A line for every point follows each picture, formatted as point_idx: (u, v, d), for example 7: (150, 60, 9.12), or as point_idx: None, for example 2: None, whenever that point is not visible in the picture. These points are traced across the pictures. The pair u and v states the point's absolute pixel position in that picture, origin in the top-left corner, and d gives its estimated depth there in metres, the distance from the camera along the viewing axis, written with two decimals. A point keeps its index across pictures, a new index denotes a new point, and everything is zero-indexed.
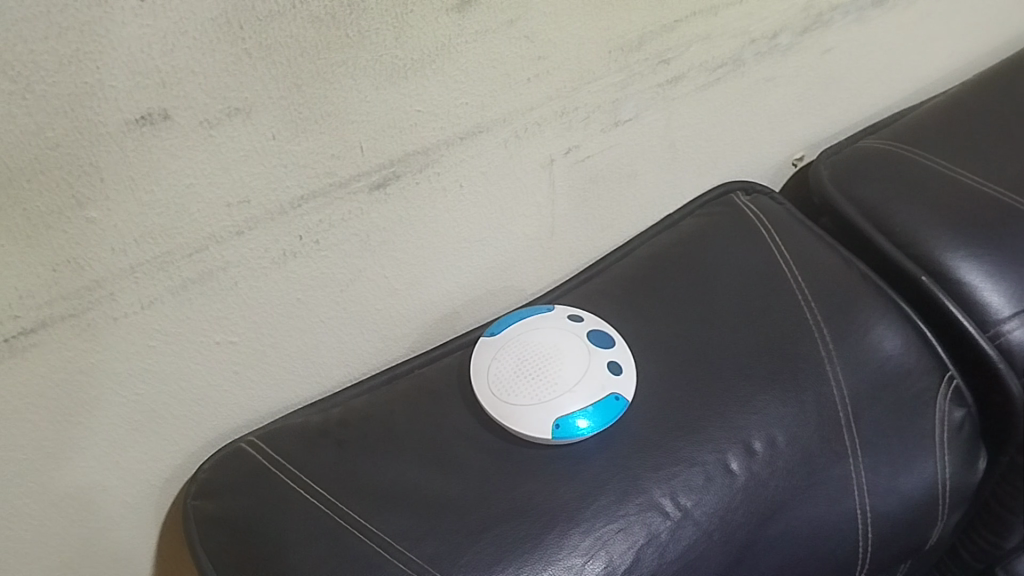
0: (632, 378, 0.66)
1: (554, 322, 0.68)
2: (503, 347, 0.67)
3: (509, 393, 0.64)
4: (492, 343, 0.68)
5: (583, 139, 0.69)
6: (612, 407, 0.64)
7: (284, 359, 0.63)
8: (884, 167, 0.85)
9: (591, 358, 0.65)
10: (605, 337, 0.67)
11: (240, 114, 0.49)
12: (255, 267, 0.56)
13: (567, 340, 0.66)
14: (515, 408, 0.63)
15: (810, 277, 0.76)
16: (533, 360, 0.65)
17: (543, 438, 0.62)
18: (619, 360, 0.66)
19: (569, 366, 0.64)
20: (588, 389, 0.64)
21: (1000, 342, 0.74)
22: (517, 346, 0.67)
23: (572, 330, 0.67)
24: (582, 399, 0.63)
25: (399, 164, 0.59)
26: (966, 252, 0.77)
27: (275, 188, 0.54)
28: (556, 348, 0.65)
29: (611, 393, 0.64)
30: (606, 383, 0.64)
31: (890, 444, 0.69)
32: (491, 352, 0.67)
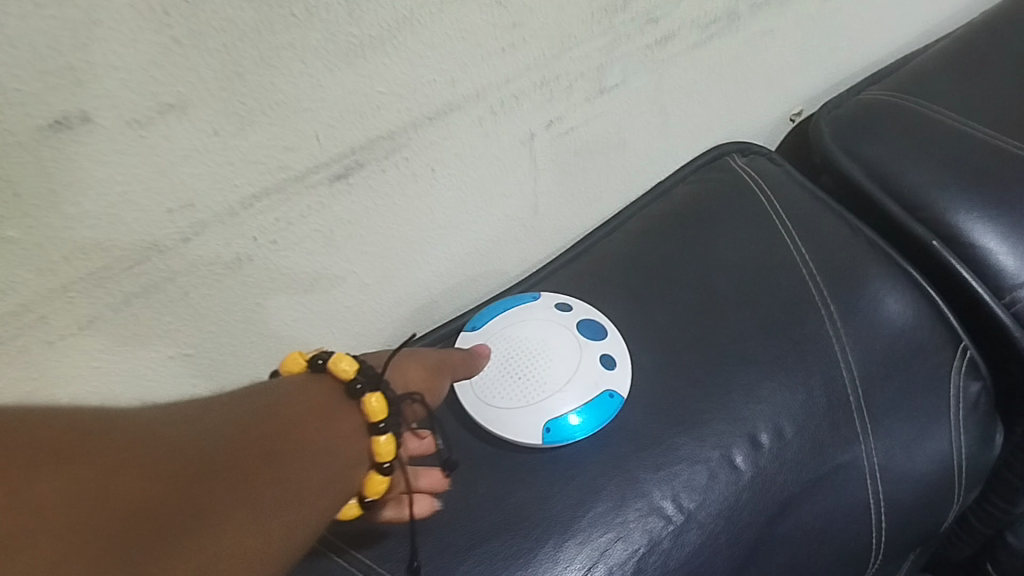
0: (628, 372, 0.61)
1: (541, 314, 0.63)
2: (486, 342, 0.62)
3: (495, 395, 0.60)
4: (474, 338, 0.63)
5: (566, 110, 0.63)
6: (606, 405, 0.59)
7: (248, 366, 0.58)
8: (889, 120, 0.79)
9: (582, 353, 0.61)
10: (596, 328, 0.63)
11: (175, 111, 0.43)
12: (206, 274, 0.51)
13: (555, 334, 0.61)
14: (503, 412, 0.59)
15: (814, 247, 0.71)
16: (520, 358, 0.61)
17: (534, 442, 0.58)
18: (611, 352, 0.62)
19: (559, 364, 0.60)
20: (580, 386, 0.59)
21: (1015, 309, 0.69)
22: (502, 342, 0.62)
23: (560, 322, 0.62)
24: (575, 399, 0.59)
25: (362, 151, 0.53)
26: (979, 212, 0.71)
27: (222, 188, 0.48)
28: (544, 344, 0.61)
29: (604, 390, 0.60)
30: (599, 379, 0.60)
31: (904, 426, 0.65)
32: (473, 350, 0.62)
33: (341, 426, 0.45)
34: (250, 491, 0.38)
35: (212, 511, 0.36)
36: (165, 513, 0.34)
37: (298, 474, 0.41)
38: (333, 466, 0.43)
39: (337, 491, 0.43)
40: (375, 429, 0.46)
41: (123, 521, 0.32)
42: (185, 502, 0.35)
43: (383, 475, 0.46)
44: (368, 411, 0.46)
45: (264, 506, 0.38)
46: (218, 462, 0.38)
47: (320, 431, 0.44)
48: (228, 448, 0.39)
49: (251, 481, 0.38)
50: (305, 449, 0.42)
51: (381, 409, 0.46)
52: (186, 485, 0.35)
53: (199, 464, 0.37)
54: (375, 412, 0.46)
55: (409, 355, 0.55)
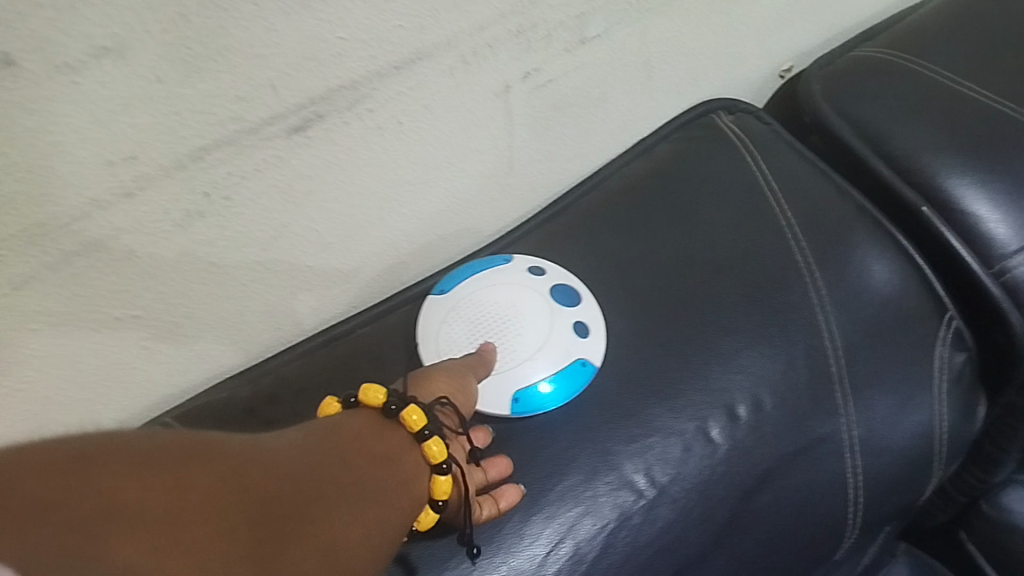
0: (601, 338, 0.59)
1: (512, 279, 0.60)
2: (455, 308, 0.59)
3: None
4: (441, 303, 0.60)
5: (543, 61, 0.60)
6: (579, 373, 0.57)
7: (203, 328, 0.55)
8: (883, 79, 0.76)
9: (553, 320, 0.58)
10: (570, 293, 0.60)
11: (111, 55, 0.39)
12: (153, 231, 0.47)
13: (527, 300, 0.59)
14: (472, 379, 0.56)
15: (800, 212, 0.68)
16: (488, 325, 0.58)
17: (502, 412, 0.56)
18: (584, 319, 0.59)
19: (530, 330, 0.57)
20: (552, 355, 0.57)
21: (1005, 280, 0.66)
22: (471, 308, 0.59)
23: (532, 287, 0.60)
24: (546, 368, 0.57)
25: (322, 102, 0.49)
26: (972, 177, 0.69)
27: (168, 140, 0.44)
28: (515, 310, 0.58)
29: (577, 359, 0.57)
30: (570, 346, 0.58)
31: (887, 399, 0.62)
32: (439, 315, 0.59)
33: (394, 440, 0.44)
34: (349, 490, 0.36)
35: (323, 506, 0.33)
36: (287, 503, 0.31)
37: (375, 478, 0.40)
38: (402, 469, 0.42)
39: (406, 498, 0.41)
40: (422, 437, 0.45)
41: (259, 507, 0.30)
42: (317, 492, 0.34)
43: (446, 477, 0.45)
44: (409, 424, 0.45)
45: (357, 506, 0.36)
46: (322, 462, 0.37)
47: (376, 446, 0.42)
48: (307, 454, 0.37)
49: (346, 481, 0.37)
50: (386, 457, 0.42)
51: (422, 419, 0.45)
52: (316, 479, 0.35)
53: (294, 465, 0.35)
54: (415, 422, 0.45)
55: (431, 370, 0.53)
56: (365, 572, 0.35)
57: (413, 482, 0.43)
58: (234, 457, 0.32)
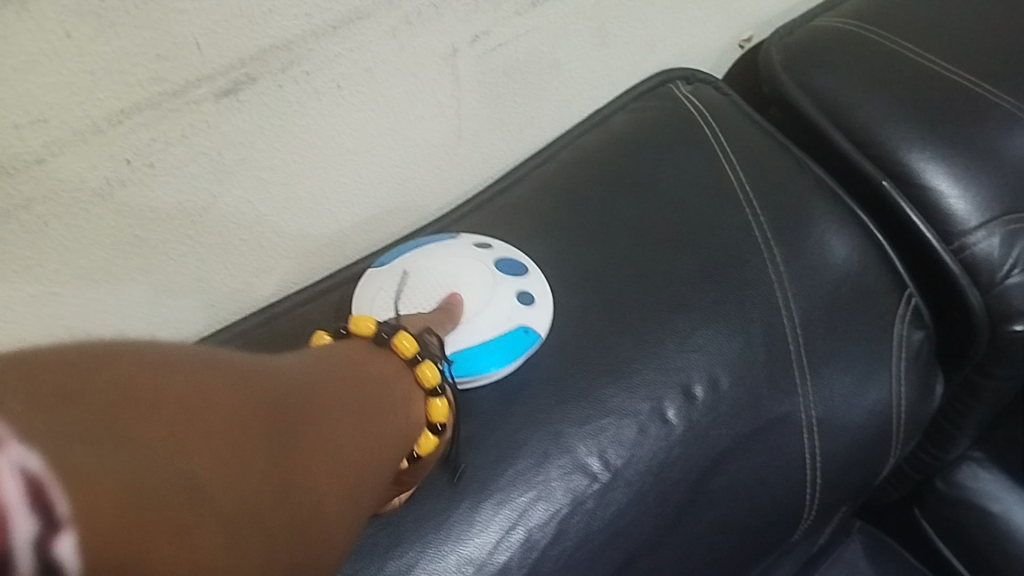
0: (546, 310, 0.57)
1: (459, 252, 0.58)
2: (391, 275, 0.57)
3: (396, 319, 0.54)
4: (381, 270, 0.57)
5: (493, 24, 0.56)
6: (524, 340, 0.55)
7: (131, 306, 0.51)
8: (843, 49, 0.74)
9: (495, 287, 0.56)
10: (516, 265, 0.58)
11: (12, 6, 0.36)
12: (69, 201, 0.44)
13: (468, 267, 0.57)
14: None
15: (758, 184, 0.66)
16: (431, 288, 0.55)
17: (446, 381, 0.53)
18: (529, 290, 0.57)
19: (472, 293, 0.55)
20: (494, 318, 0.55)
21: (964, 256, 0.65)
22: (410, 273, 0.56)
23: (477, 257, 0.58)
24: (485, 333, 0.54)
25: (254, 63, 0.46)
26: (932, 151, 0.67)
27: (83, 102, 0.41)
28: (459, 273, 0.56)
29: (519, 325, 0.55)
30: (512, 313, 0.55)
31: (845, 378, 0.61)
32: (378, 280, 0.57)
33: (380, 373, 0.42)
34: (341, 419, 0.35)
35: (316, 442, 0.32)
36: (276, 426, 0.30)
37: (367, 407, 0.38)
38: (392, 396, 0.42)
39: (393, 434, 0.40)
40: (413, 361, 0.45)
41: (265, 434, 0.28)
42: (311, 420, 0.33)
43: (442, 401, 0.45)
44: (402, 349, 0.45)
45: (349, 437, 0.35)
46: (314, 388, 0.35)
47: (366, 379, 0.40)
48: (304, 383, 0.35)
49: (339, 410, 0.36)
50: (371, 383, 0.41)
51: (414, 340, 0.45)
52: (310, 406, 0.33)
53: (287, 388, 0.33)
54: (406, 348, 0.45)
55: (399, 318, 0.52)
56: (356, 509, 0.34)
57: (399, 418, 0.41)
58: (239, 373, 0.30)
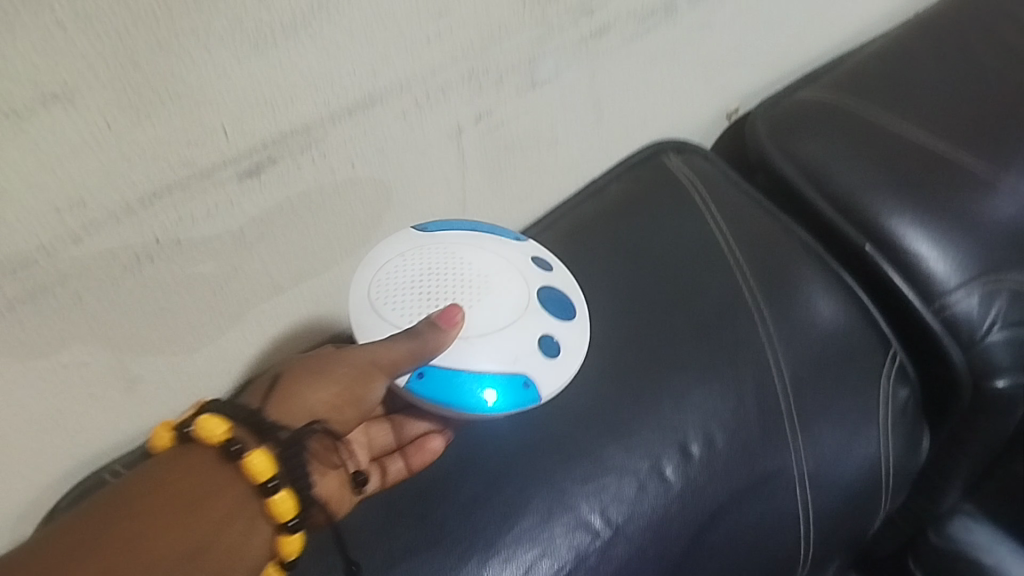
0: (565, 371, 0.51)
1: (509, 255, 0.54)
2: (420, 249, 0.52)
3: (389, 304, 0.50)
4: (411, 240, 0.53)
5: (496, 104, 0.60)
6: (518, 394, 0.49)
7: (152, 373, 0.54)
8: (825, 120, 0.78)
9: (526, 314, 0.51)
10: (564, 305, 0.53)
11: (60, 102, 0.39)
12: (101, 277, 0.47)
13: (507, 275, 0.52)
14: (386, 320, 0.50)
15: (747, 249, 0.69)
16: (450, 282, 0.51)
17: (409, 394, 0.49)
18: (559, 338, 0.51)
19: (492, 305, 0.50)
20: (499, 351, 0.49)
21: (945, 315, 0.68)
22: (437, 256, 0.52)
23: (522, 274, 0.53)
24: (484, 359, 0.49)
25: (275, 146, 0.49)
26: (911, 216, 0.71)
27: (118, 185, 0.44)
28: (484, 282, 0.51)
29: (522, 373, 0.49)
30: (526, 357, 0.49)
31: (834, 433, 0.64)
32: (404, 245, 0.53)
33: (223, 513, 0.44)
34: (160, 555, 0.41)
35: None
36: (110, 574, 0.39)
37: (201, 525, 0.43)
38: (233, 524, 0.44)
39: (234, 575, 0.44)
40: (265, 489, 0.44)
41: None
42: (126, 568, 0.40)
43: (295, 533, 0.45)
44: (253, 472, 0.44)
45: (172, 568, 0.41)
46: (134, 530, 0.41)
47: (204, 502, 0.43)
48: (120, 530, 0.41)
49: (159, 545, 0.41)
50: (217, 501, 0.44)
51: (264, 465, 0.44)
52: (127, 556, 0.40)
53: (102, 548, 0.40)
54: (260, 472, 0.44)
55: (305, 374, 0.50)
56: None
57: (246, 554, 0.44)
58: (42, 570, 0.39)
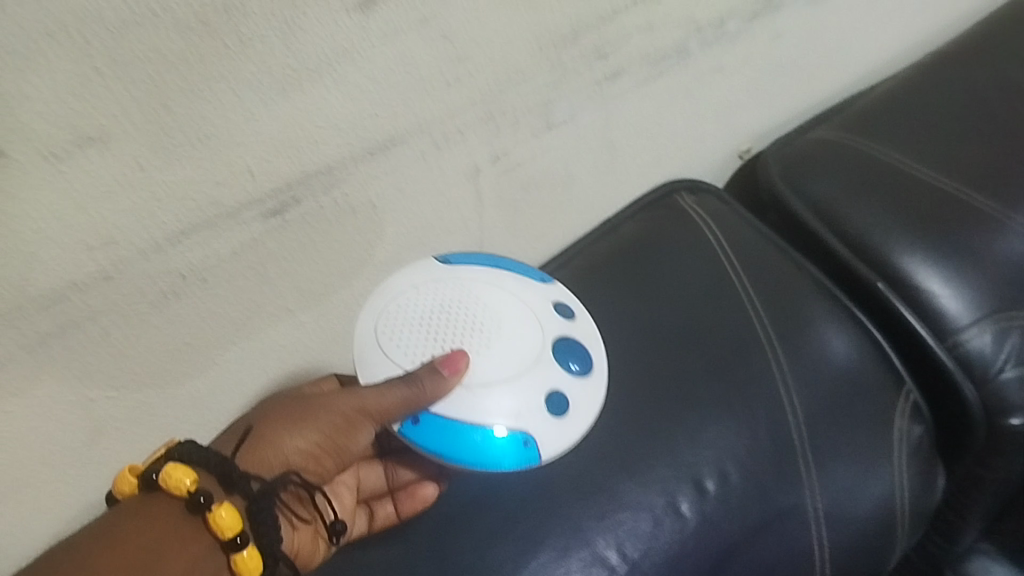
0: (569, 430, 0.50)
1: (528, 300, 0.53)
2: (437, 284, 0.52)
3: (398, 341, 0.50)
4: (429, 274, 0.53)
5: (512, 145, 0.62)
6: (516, 451, 0.48)
7: (176, 409, 0.55)
8: (835, 160, 0.79)
9: (537, 367, 0.50)
10: (580, 356, 0.52)
11: (96, 145, 0.41)
12: (129, 313, 0.48)
13: (523, 323, 0.51)
14: (391, 358, 0.50)
15: (760, 287, 0.70)
16: (461, 324, 0.50)
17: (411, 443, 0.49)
18: (567, 394, 0.51)
19: (502, 354, 0.50)
20: (501, 407, 0.49)
21: (958, 352, 0.69)
22: (452, 295, 0.52)
23: (537, 323, 0.52)
24: (485, 411, 0.49)
25: (299, 186, 0.51)
26: (923, 254, 0.72)
27: (148, 224, 0.45)
28: (495, 329, 0.50)
29: (522, 433, 0.49)
30: (529, 412, 0.49)
31: (849, 471, 0.64)
32: (422, 279, 0.53)
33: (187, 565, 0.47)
34: None
35: None
36: None
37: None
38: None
39: None
40: (232, 544, 0.47)
41: None
42: None
43: None
44: (218, 526, 0.47)
45: None
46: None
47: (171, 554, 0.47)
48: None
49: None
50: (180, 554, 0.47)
51: (230, 520, 0.47)
52: None
53: None
54: (225, 528, 0.47)
55: (288, 417, 0.53)
56: None
57: None
58: None
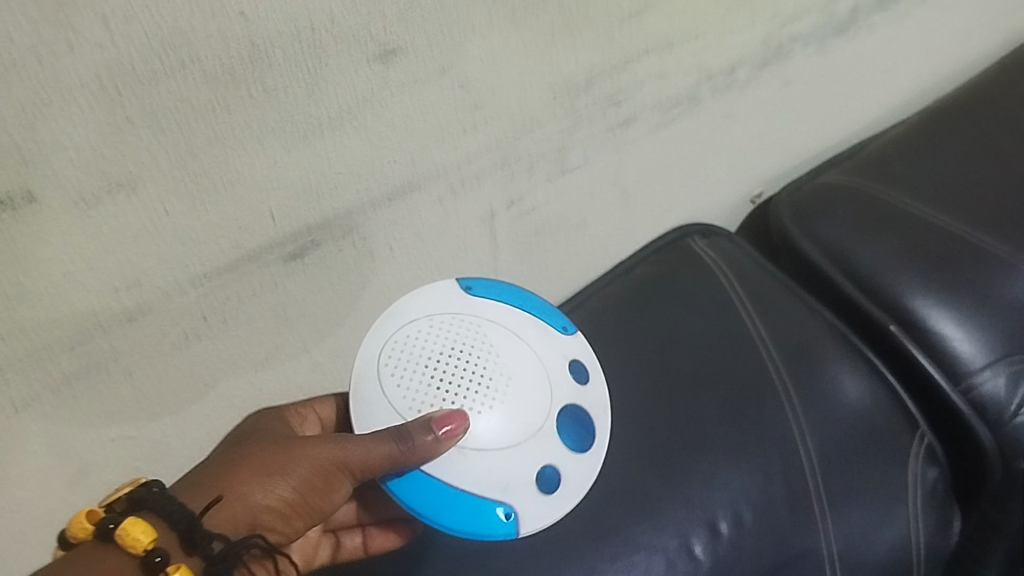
0: (555, 510, 0.46)
1: (545, 354, 0.48)
2: (453, 321, 0.48)
3: (398, 377, 0.46)
4: (447, 308, 0.48)
5: (527, 190, 0.63)
6: (492, 525, 0.45)
7: (194, 449, 0.56)
8: (847, 203, 0.80)
9: (538, 436, 0.46)
10: (583, 432, 0.48)
11: (124, 191, 0.42)
12: (151, 354, 0.49)
13: (534, 382, 0.47)
14: (387, 397, 0.45)
15: (772, 329, 0.70)
16: (469, 371, 0.45)
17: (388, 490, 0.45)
18: (561, 470, 0.47)
19: (504, 414, 0.45)
20: (490, 475, 0.45)
21: (972, 396, 0.69)
22: (466, 336, 0.47)
23: (548, 386, 0.47)
24: (473, 479, 0.45)
25: (318, 230, 0.52)
26: (935, 298, 0.72)
27: (171, 267, 0.47)
28: (503, 386, 0.46)
29: (506, 505, 0.45)
30: (518, 486, 0.45)
31: (863, 514, 0.64)
32: (438, 309, 0.48)
33: None
34: None
35: None
36: None
37: None
38: None
39: None
40: None
41: None
42: None
43: None
44: None
45: None
46: None
47: None
48: None
49: None
50: None
51: None
52: None
53: None
54: None
55: (253, 462, 0.44)
56: None
57: None
58: None
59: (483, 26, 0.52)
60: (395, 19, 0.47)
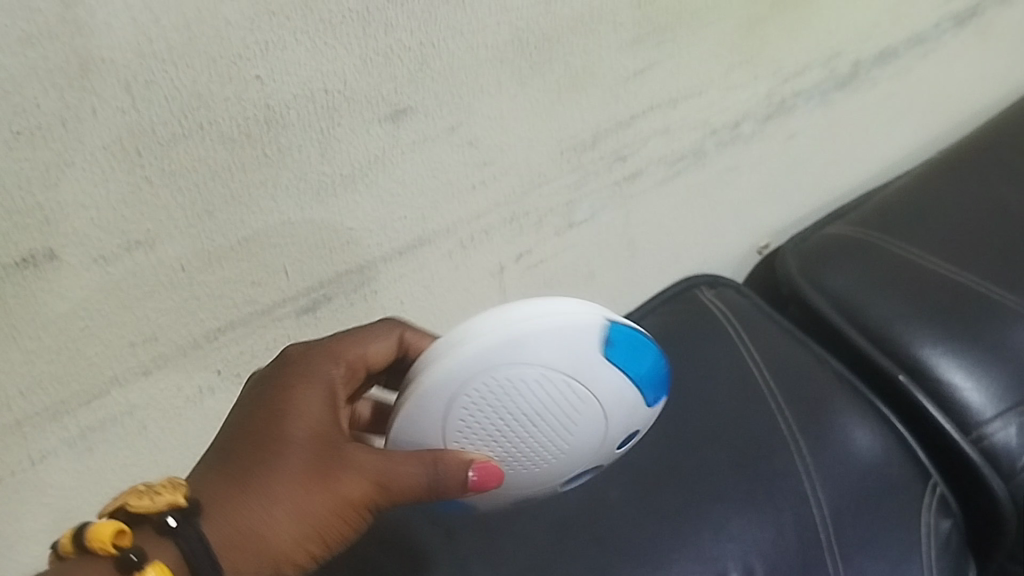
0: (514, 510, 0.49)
1: (618, 435, 0.44)
2: (561, 385, 0.41)
3: (466, 412, 0.42)
4: (568, 369, 0.41)
5: (535, 244, 0.64)
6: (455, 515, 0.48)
7: None
8: (854, 254, 0.80)
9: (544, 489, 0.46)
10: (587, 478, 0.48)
11: (142, 248, 0.44)
12: (166, 407, 0.50)
13: (583, 455, 0.44)
14: (445, 424, 0.42)
15: (782, 380, 0.71)
16: (530, 436, 0.42)
17: None
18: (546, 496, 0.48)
19: (530, 473, 0.44)
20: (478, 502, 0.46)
21: (984, 445, 0.69)
22: (556, 409, 0.41)
23: (589, 459, 0.45)
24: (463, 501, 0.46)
25: (330, 285, 0.53)
26: (944, 348, 0.72)
27: (186, 322, 0.48)
28: (549, 455, 0.43)
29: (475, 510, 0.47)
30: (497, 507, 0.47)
31: (877, 567, 0.63)
32: (561, 365, 0.41)
33: None
34: None
35: None
36: None
37: None
38: None
39: None
40: None
41: None
42: None
43: None
44: None
45: None
46: None
47: None
48: None
49: None
50: None
51: None
52: None
53: None
54: None
55: (283, 497, 0.41)
56: None
57: None
58: None
59: (491, 86, 0.54)
60: (405, 80, 0.49)
